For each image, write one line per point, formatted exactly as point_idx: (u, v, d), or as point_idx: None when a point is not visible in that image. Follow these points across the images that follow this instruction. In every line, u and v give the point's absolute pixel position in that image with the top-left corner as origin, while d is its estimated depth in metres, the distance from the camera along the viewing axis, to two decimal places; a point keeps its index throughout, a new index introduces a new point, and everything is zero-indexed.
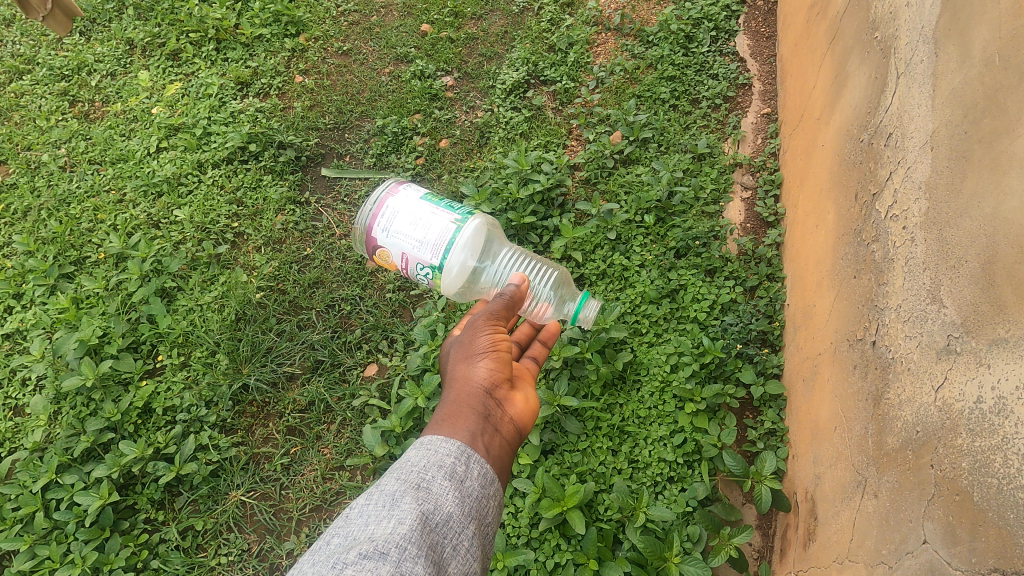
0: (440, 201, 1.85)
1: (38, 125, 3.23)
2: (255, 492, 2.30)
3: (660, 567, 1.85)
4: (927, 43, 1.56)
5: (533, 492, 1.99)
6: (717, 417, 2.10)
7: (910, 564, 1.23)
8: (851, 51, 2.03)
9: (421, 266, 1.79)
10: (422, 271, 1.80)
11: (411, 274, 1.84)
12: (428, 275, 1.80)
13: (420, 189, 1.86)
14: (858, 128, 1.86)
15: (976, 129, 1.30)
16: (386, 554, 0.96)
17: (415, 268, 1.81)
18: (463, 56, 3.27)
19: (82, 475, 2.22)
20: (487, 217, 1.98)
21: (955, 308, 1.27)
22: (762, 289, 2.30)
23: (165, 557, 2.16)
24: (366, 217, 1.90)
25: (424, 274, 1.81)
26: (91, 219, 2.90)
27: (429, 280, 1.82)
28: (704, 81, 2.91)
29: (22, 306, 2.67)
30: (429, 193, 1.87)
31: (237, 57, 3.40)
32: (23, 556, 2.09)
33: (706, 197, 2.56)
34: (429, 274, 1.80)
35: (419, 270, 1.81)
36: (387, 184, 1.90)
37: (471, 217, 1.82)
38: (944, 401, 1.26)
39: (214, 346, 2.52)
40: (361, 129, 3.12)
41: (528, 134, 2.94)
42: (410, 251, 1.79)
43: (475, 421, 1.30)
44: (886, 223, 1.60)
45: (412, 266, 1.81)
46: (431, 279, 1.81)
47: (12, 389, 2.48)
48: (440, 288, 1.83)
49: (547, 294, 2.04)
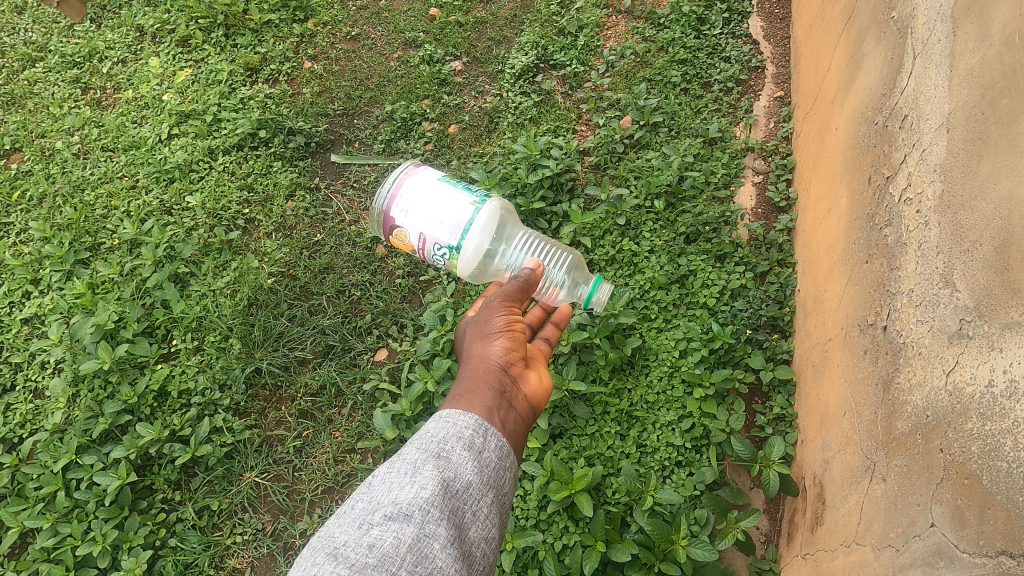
0: (457, 183, 1.87)
1: (52, 113, 3.26)
2: (269, 473, 2.34)
3: (667, 550, 1.86)
4: (945, 21, 1.53)
5: (541, 475, 2.02)
6: (725, 402, 2.11)
7: (917, 547, 1.23)
8: (867, 32, 1.99)
9: (438, 247, 1.79)
10: (439, 251, 1.80)
11: (428, 254, 1.84)
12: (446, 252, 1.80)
13: (437, 171, 1.87)
14: (873, 110, 1.83)
15: (994, 110, 1.28)
16: (410, 516, 1.00)
17: (432, 249, 1.81)
18: (472, 40, 3.25)
19: (102, 456, 2.27)
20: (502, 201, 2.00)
21: (968, 291, 1.26)
22: (773, 274, 2.29)
23: (182, 536, 2.21)
24: (383, 199, 1.90)
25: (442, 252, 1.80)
26: (105, 205, 2.93)
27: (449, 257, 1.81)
28: (716, 64, 2.88)
29: (39, 291, 2.72)
30: (446, 175, 1.89)
31: (247, 43, 3.40)
32: (46, 533, 2.14)
33: (717, 181, 2.53)
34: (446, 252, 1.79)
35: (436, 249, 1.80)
36: (405, 165, 1.91)
37: (488, 200, 1.85)
38: (955, 385, 1.25)
39: (226, 331, 2.56)
40: (370, 115, 3.12)
41: (538, 119, 2.92)
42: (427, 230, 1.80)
43: (491, 396, 1.31)
44: (900, 207, 1.58)
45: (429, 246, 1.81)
46: (447, 260, 1.82)
47: (32, 372, 2.53)
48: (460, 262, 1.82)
49: (562, 277, 2.10)
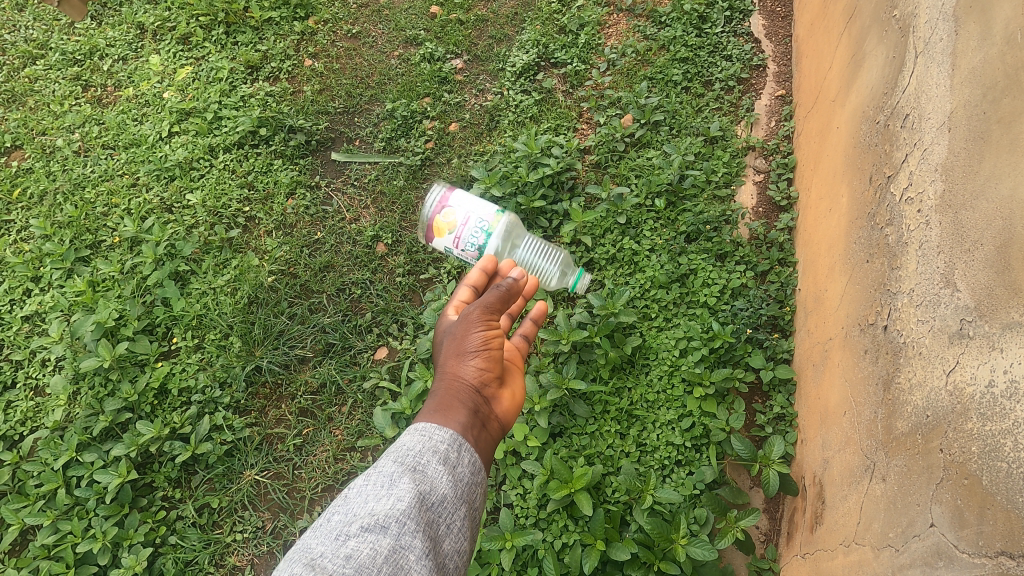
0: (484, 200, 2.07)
1: (52, 110, 3.26)
2: (269, 471, 2.34)
3: (666, 549, 1.85)
4: (947, 20, 1.52)
5: (541, 474, 2.01)
6: (725, 401, 2.11)
7: (916, 547, 1.23)
8: (868, 31, 1.98)
9: (471, 241, 1.94)
10: (472, 243, 1.95)
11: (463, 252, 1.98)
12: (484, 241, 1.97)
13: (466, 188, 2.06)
14: (874, 109, 1.83)
15: (996, 110, 1.27)
16: (386, 528, 1.00)
17: (465, 244, 1.96)
18: (473, 38, 3.24)
19: (102, 454, 2.28)
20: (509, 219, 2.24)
21: (969, 291, 1.26)
22: (773, 274, 2.29)
23: (182, 534, 2.21)
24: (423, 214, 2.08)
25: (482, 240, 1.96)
26: (106, 203, 2.93)
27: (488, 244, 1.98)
28: (717, 63, 2.87)
29: (40, 289, 2.72)
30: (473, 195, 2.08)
31: (247, 41, 3.40)
32: (46, 530, 2.14)
33: (718, 180, 2.53)
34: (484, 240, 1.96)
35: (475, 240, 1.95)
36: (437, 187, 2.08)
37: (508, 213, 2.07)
38: (955, 385, 1.25)
39: (227, 329, 2.56)
40: (371, 114, 3.11)
41: (539, 117, 2.92)
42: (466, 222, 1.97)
43: (465, 416, 1.28)
44: (901, 206, 1.57)
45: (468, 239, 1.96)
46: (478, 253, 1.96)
47: (33, 369, 2.54)
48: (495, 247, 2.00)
49: (552, 271, 2.39)
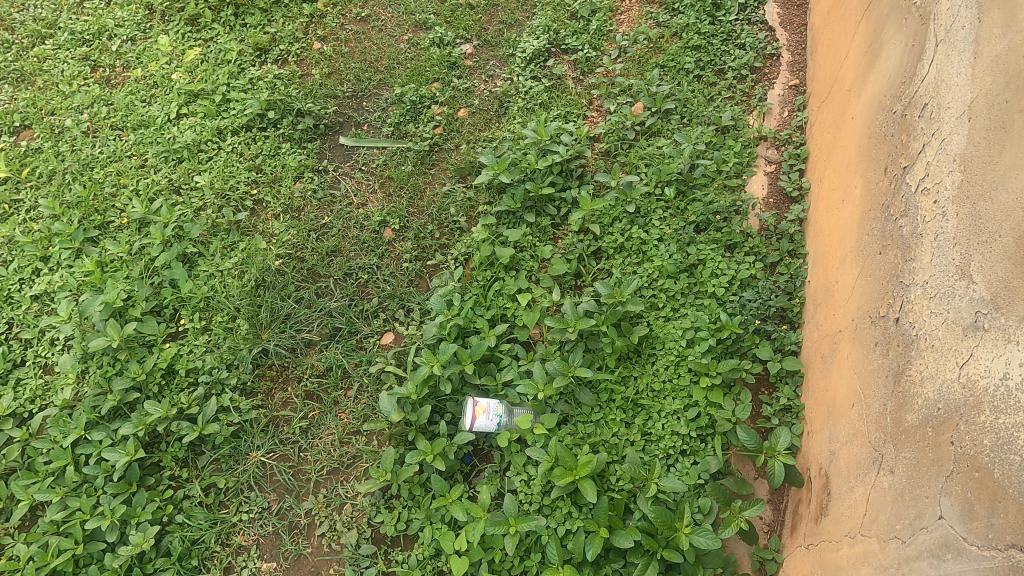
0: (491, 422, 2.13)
1: (61, 90, 3.25)
2: (275, 453, 2.36)
3: (670, 537, 1.85)
4: (970, 7, 1.49)
5: (545, 461, 2.01)
6: (732, 393, 2.11)
7: (924, 539, 1.23)
8: (887, 19, 1.95)
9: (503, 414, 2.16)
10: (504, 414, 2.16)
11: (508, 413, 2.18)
12: (503, 419, 2.15)
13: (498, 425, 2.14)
14: (891, 98, 1.79)
15: (1018, 99, 1.25)
16: None
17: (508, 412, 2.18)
18: (483, 23, 3.21)
19: (110, 433, 2.29)
20: (487, 418, 2.12)
21: (985, 284, 1.25)
22: (783, 265, 2.28)
23: (189, 513, 2.23)
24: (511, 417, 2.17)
25: (500, 427, 2.13)
26: (114, 184, 2.93)
27: (515, 417, 2.17)
28: (730, 51, 2.83)
29: (49, 268, 2.73)
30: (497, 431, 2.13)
31: (256, 23, 3.38)
32: (56, 506, 2.15)
33: (729, 170, 2.51)
34: (500, 427, 2.15)
35: (489, 426, 2.12)
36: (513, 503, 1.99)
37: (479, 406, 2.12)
38: (968, 378, 1.24)
39: (234, 312, 2.57)
40: (380, 98, 3.09)
41: (548, 104, 2.89)
42: (490, 401, 2.13)
43: None
44: (916, 197, 1.55)
45: (487, 414, 2.12)
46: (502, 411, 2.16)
47: (42, 348, 2.55)
48: (530, 411, 2.17)
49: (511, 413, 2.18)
